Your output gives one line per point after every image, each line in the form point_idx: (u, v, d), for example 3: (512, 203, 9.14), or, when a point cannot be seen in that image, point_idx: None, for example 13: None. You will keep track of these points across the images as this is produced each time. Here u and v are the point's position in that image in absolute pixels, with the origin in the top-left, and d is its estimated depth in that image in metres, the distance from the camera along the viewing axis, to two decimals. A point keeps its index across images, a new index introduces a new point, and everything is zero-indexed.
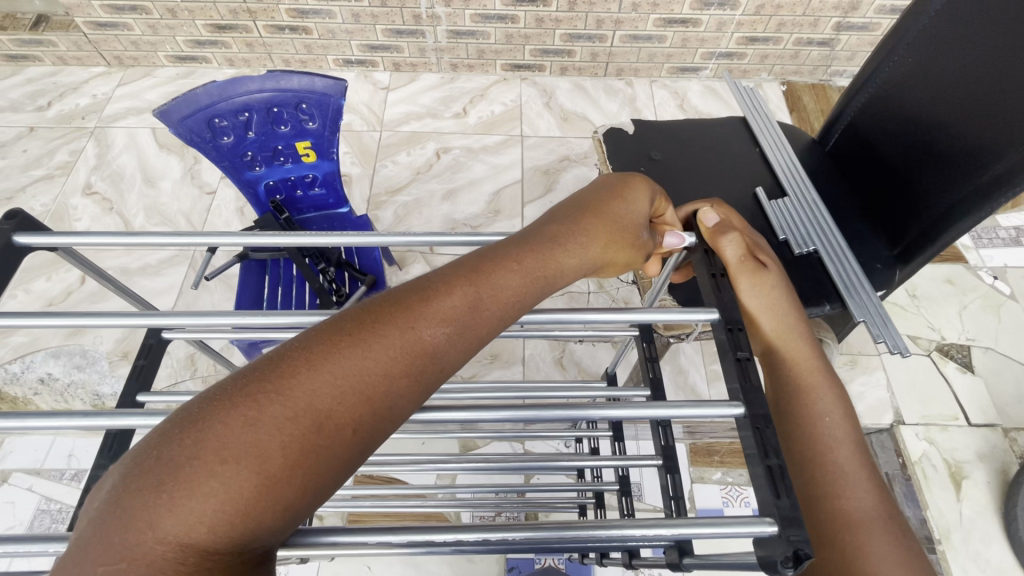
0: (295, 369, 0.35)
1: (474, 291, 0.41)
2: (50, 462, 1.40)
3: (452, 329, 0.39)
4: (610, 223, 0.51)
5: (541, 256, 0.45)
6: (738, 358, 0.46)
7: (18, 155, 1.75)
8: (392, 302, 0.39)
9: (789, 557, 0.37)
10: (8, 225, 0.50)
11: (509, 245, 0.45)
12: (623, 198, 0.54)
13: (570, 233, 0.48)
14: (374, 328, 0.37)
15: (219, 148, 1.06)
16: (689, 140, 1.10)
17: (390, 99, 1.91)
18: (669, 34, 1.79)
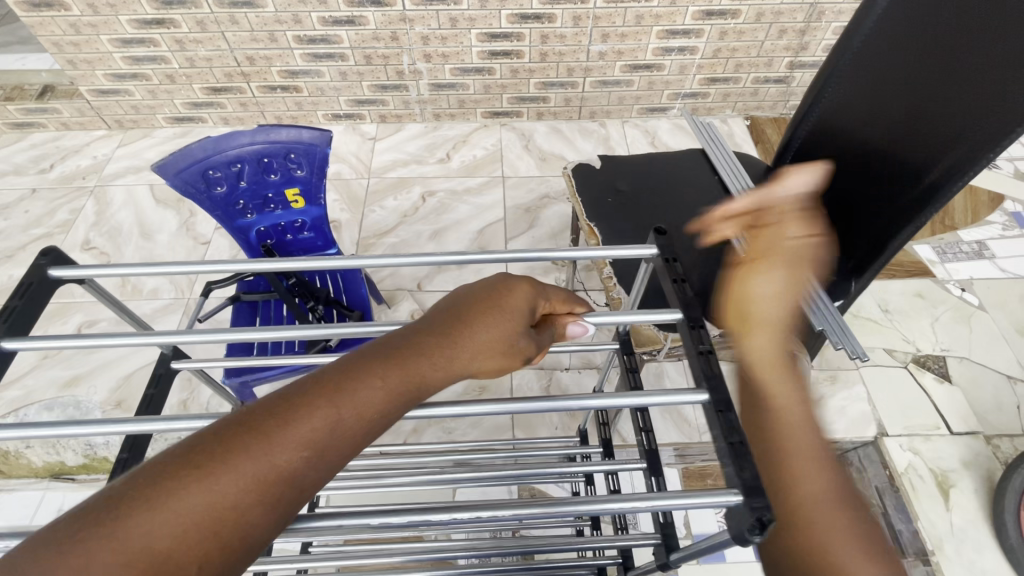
0: (155, 487, 0.33)
1: (350, 399, 0.38)
2: (39, 518, 1.36)
3: (326, 445, 0.37)
4: (486, 333, 0.46)
5: (418, 363, 0.42)
6: (700, 351, 0.53)
7: (20, 216, 1.82)
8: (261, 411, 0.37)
9: (755, 524, 0.40)
10: (44, 261, 0.56)
11: (381, 353, 0.42)
12: (505, 299, 0.48)
13: (454, 340, 0.45)
14: (242, 442, 0.35)
15: (213, 197, 1.13)
16: (656, 171, 1.19)
17: (377, 148, 2.01)
18: (636, 79, 1.93)
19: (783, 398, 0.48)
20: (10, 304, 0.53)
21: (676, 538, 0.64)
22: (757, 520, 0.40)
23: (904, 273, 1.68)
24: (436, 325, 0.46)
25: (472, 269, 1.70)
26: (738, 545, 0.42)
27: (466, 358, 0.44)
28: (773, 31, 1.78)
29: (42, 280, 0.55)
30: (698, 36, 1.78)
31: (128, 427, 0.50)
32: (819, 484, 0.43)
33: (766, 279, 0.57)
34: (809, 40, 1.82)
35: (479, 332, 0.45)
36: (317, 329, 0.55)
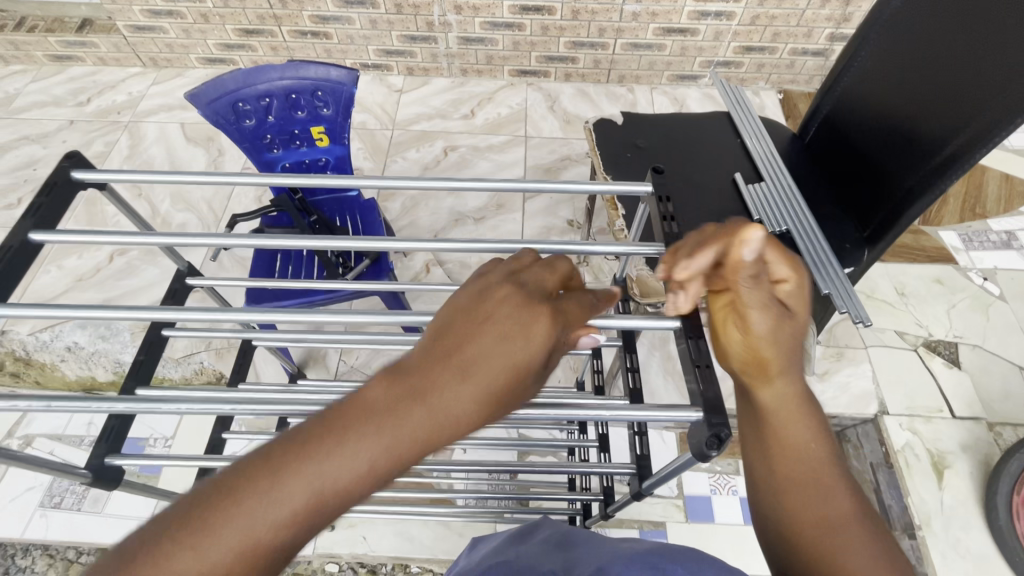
0: (219, 506, 0.33)
1: (396, 427, 0.36)
2: (71, 429, 1.52)
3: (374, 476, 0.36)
4: (510, 349, 0.40)
5: (469, 371, 0.39)
6: None
7: (59, 145, 1.89)
8: (337, 421, 0.36)
9: (712, 439, 0.47)
10: (66, 164, 0.59)
11: (441, 362, 0.40)
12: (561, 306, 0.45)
13: (476, 364, 0.40)
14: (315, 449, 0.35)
15: (241, 129, 1.16)
16: (675, 133, 1.18)
17: (403, 100, 2.02)
18: (668, 43, 1.89)
19: (789, 418, 0.45)
20: (36, 200, 0.57)
21: (649, 466, 0.68)
22: (714, 435, 0.47)
23: (925, 259, 1.65)
24: (449, 341, 0.41)
25: (489, 225, 1.73)
26: (699, 460, 0.49)
27: (492, 386, 0.39)
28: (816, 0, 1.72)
29: (63, 182, 0.59)
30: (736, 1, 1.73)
31: (146, 314, 0.56)
32: (829, 506, 0.42)
33: (752, 328, 0.47)
34: (853, 11, 1.75)
35: (501, 351, 0.40)
36: (319, 240, 0.59)
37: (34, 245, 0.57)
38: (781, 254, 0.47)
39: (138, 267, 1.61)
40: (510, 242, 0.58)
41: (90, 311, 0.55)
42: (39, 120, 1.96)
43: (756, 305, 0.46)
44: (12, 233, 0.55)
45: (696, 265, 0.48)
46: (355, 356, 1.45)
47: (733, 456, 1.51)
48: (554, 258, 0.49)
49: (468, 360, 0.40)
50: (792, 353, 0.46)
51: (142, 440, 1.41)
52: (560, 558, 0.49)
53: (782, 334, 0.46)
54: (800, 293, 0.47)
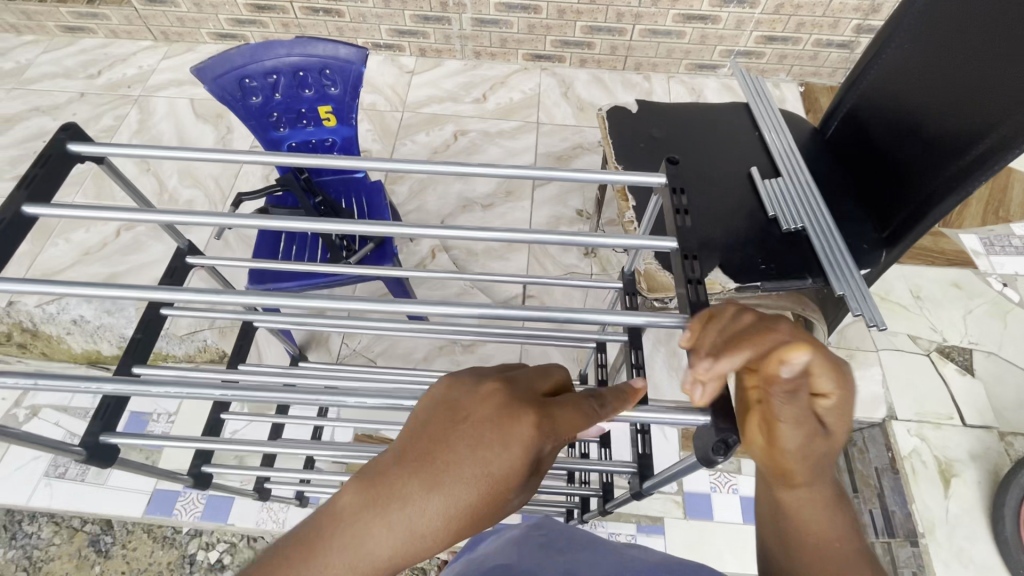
0: None
1: (380, 530, 0.35)
2: (77, 402, 1.54)
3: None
4: (481, 463, 0.37)
5: (453, 465, 0.37)
6: (690, 280, 0.53)
7: (69, 118, 1.89)
8: (325, 519, 0.36)
9: (719, 444, 0.45)
10: (64, 135, 0.58)
11: (427, 453, 0.38)
12: (550, 408, 0.41)
13: (448, 474, 0.37)
14: (304, 549, 0.35)
15: (247, 107, 1.15)
16: (692, 123, 1.14)
17: (414, 82, 1.99)
18: (688, 30, 1.83)
19: (800, 491, 0.42)
20: (30, 171, 0.56)
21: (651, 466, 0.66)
22: (721, 440, 0.46)
23: (943, 262, 1.60)
24: (422, 443, 0.39)
25: (497, 213, 1.70)
26: (703, 464, 0.48)
27: (478, 484, 0.37)
28: None
29: (61, 151, 0.57)
30: None
31: (141, 294, 0.55)
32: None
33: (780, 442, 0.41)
34: (883, 2, 1.68)
35: (470, 464, 0.37)
36: (320, 224, 0.57)
37: (28, 218, 0.56)
38: (834, 368, 0.40)
39: (144, 243, 1.61)
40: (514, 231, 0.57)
41: (84, 289, 0.53)
42: (50, 92, 1.95)
43: (790, 421, 0.41)
44: (6, 203, 0.54)
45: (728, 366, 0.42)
46: (358, 339, 1.45)
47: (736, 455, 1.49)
48: (550, 364, 0.46)
49: (441, 471, 0.37)
50: (821, 462, 0.41)
51: (145, 415, 1.42)
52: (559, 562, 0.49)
53: (816, 451, 0.41)
54: (841, 404, 0.41)
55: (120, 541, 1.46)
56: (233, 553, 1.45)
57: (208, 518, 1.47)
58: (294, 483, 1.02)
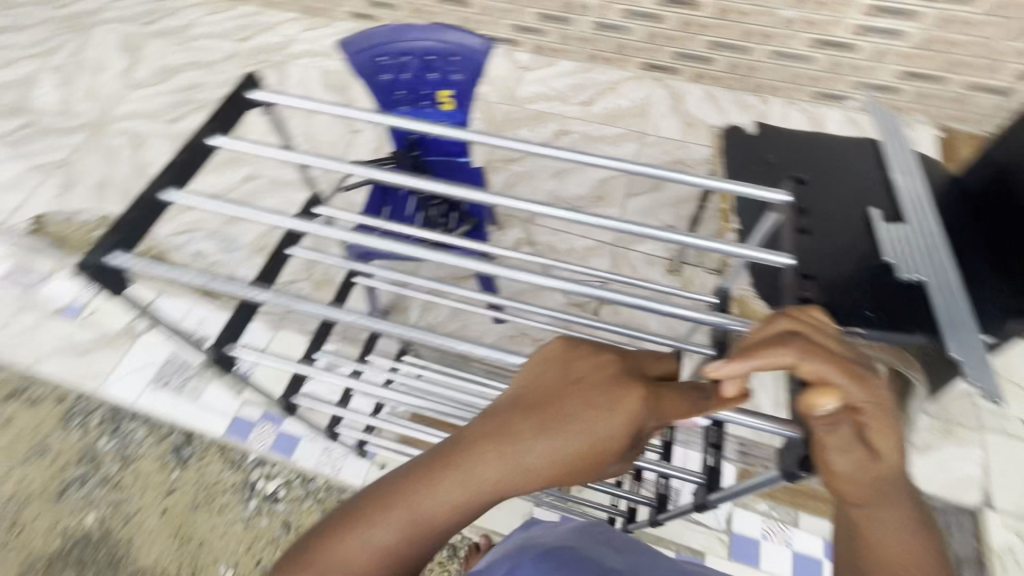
0: (385, 501, 0.45)
1: (513, 454, 0.46)
2: (187, 322, 1.76)
3: (461, 511, 0.46)
4: (592, 420, 0.46)
5: (573, 413, 0.46)
6: (802, 298, 0.52)
7: (219, 74, 2.12)
8: (468, 442, 0.47)
9: (805, 459, 0.45)
10: (249, 83, 0.66)
11: (548, 402, 0.48)
12: (659, 388, 0.48)
13: (553, 425, 0.46)
14: (454, 462, 0.46)
15: (377, 83, 1.23)
16: (812, 152, 1.09)
17: (526, 78, 2.03)
18: (820, 56, 1.73)
19: (874, 517, 0.43)
20: (219, 108, 0.63)
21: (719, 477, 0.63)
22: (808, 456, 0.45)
23: None
24: (544, 393, 0.48)
25: (586, 216, 1.71)
26: (785, 480, 0.48)
27: (598, 433, 0.46)
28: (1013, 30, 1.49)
29: (246, 95, 0.65)
30: (912, 19, 1.55)
31: (297, 223, 0.64)
32: None
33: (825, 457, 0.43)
34: None
35: (578, 420, 0.46)
36: (449, 186, 0.63)
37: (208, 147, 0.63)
38: (867, 391, 0.41)
39: (263, 193, 1.77)
40: (623, 223, 0.58)
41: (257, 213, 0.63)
42: (208, 50, 2.20)
43: (831, 446, 0.42)
44: (197, 133, 0.61)
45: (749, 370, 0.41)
46: (435, 313, 1.51)
47: (795, 507, 1.41)
48: (658, 349, 0.53)
49: (561, 417, 0.47)
50: (884, 479, 0.43)
51: None
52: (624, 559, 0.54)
53: (870, 474, 0.43)
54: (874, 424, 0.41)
55: (199, 453, 1.64)
56: (288, 488, 1.57)
57: (276, 451, 1.61)
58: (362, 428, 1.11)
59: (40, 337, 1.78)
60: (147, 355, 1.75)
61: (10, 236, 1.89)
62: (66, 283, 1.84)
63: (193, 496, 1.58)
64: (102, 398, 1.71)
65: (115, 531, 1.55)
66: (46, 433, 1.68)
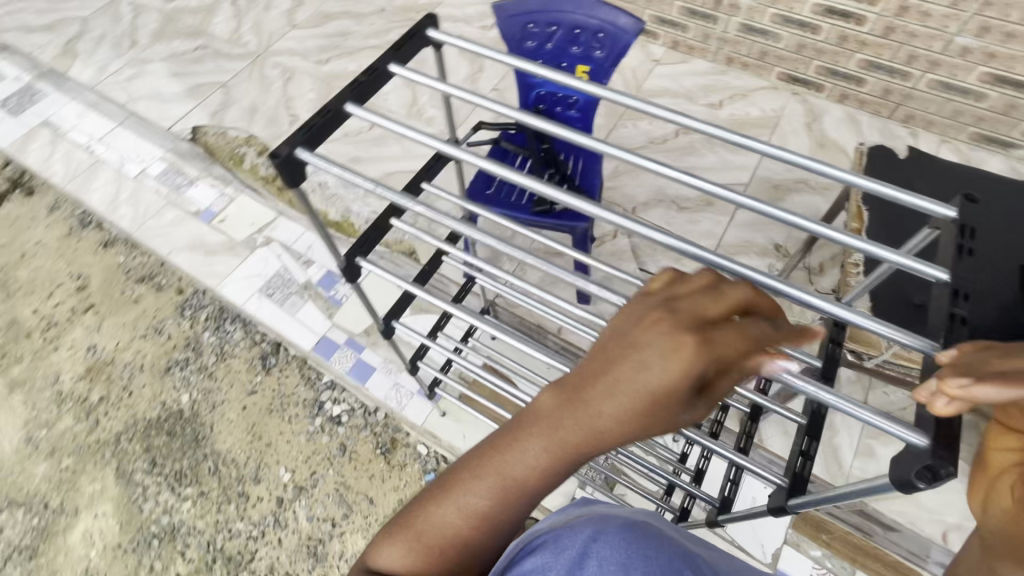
0: (467, 473, 0.47)
1: (580, 415, 0.44)
2: (298, 246, 1.96)
3: (544, 473, 0.45)
4: (652, 373, 0.42)
5: (632, 369, 0.43)
6: (951, 316, 0.50)
7: (368, 25, 2.28)
8: (535, 411, 0.47)
9: (924, 472, 0.44)
10: (428, 22, 0.73)
11: (609, 363, 0.45)
12: (709, 330, 0.43)
13: (607, 382, 0.44)
14: (525, 430, 0.46)
15: (520, 49, 1.28)
16: (970, 188, 1.00)
17: (656, 71, 2.00)
18: (993, 94, 1.56)
19: None
20: (402, 41, 0.71)
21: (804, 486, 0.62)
22: (929, 469, 0.44)
23: None
24: (604, 352, 0.46)
25: (691, 218, 1.68)
26: (896, 489, 0.47)
27: (663, 386, 0.42)
28: None
29: (426, 32, 0.72)
30: None
31: (454, 151, 0.72)
32: None
33: None
34: None
35: (626, 371, 0.43)
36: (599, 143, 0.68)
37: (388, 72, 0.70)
38: None
39: (386, 140, 1.89)
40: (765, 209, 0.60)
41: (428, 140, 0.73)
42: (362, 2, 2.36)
43: None
44: (381, 59, 0.69)
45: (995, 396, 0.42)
46: None
47: (853, 563, 1.32)
48: (724, 289, 0.47)
49: (620, 376, 0.44)
50: None
51: None
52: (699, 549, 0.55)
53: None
54: None
55: (278, 365, 1.81)
56: (349, 415, 1.71)
57: (351, 375, 1.73)
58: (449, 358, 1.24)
59: (175, 232, 2.03)
60: (259, 266, 1.94)
61: (172, 141, 2.18)
62: (206, 189, 2.09)
63: (270, 401, 1.75)
64: (214, 296, 1.93)
65: (202, 415, 1.76)
66: (164, 316, 1.93)
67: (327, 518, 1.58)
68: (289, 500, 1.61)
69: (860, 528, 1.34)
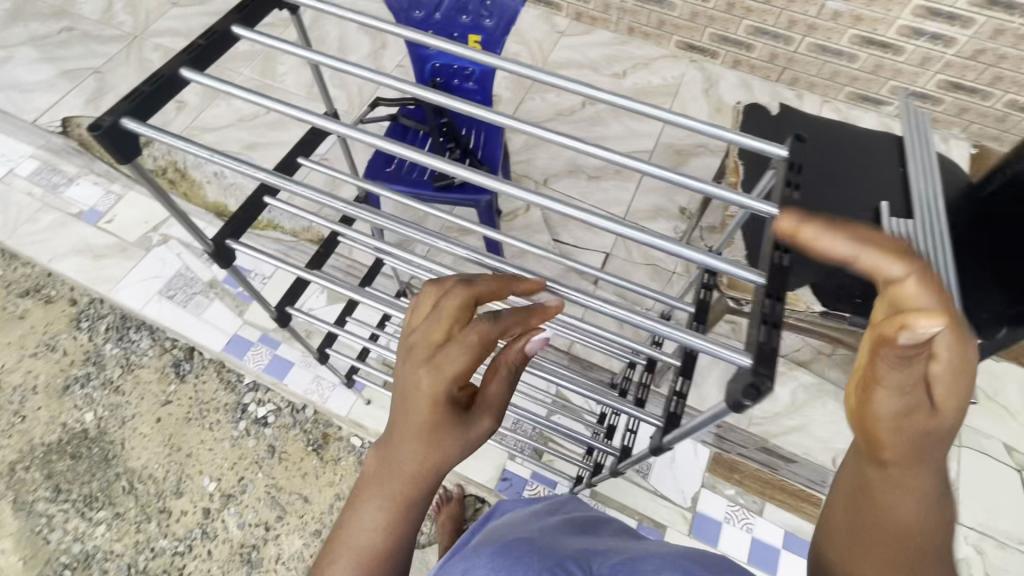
0: (334, 554, 0.52)
1: (399, 458, 0.51)
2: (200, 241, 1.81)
3: (397, 513, 0.52)
4: (421, 403, 0.51)
5: (411, 408, 0.51)
6: (780, 249, 0.54)
7: None
8: (365, 475, 0.53)
9: (749, 389, 0.47)
10: None
11: (397, 411, 0.53)
12: (440, 351, 0.52)
13: (400, 430, 0.52)
14: (367, 494, 0.52)
15: (409, 19, 1.23)
16: (833, 142, 1.08)
17: (561, 43, 2.01)
18: (863, 56, 1.69)
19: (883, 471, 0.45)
20: (245, 1, 0.66)
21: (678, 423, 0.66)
22: (753, 386, 0.47)
23: None
24: (394, 403, 0.53)
25: (601, 186, 1.72)
26: (730, 411, 0.49)
27: (434, 406, 0.51)
28: None
29: None
30: (963, 26, 1.49)
31: (303, 116, 0.66)
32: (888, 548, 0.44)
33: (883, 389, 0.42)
34: None
35: (404, 416, 0.51)
36: (456, 101, 0.65)
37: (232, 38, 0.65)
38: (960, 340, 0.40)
39: (286, 124, 1.79)
40: (616, 156, 0.60)
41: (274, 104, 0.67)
42: None
43: (891, 384, 0.42)
44: (221, 21, 0.63)
45: (840, 253, 0.41)
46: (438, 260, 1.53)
47: (763, 497, 1.42)
48: (441, 301, 0.54)
49: (405, 416, 0.51)
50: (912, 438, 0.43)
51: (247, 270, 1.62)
52: (586, 542, 0.64)
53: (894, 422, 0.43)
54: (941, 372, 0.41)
55: (195, 371, 1.69)
56: (276, 415, 1.63)
57: (268, 372, 1.66)
58: (361, 343, 1.22)
59: (56, 236, 1.84)
60: (156, 267, 1.80)
61: (43, 135, 1.95)
62: (88, 187, 1.90)
63: (188, 408, 1.65)
64: (112, 304, 1.77)
65: (111, 432, 1.63)
66: (56, 331, 1.76)
67: (259, 523, 1.51)
68: (216, 510, 1.53)
69: (768, 464, 1.45)
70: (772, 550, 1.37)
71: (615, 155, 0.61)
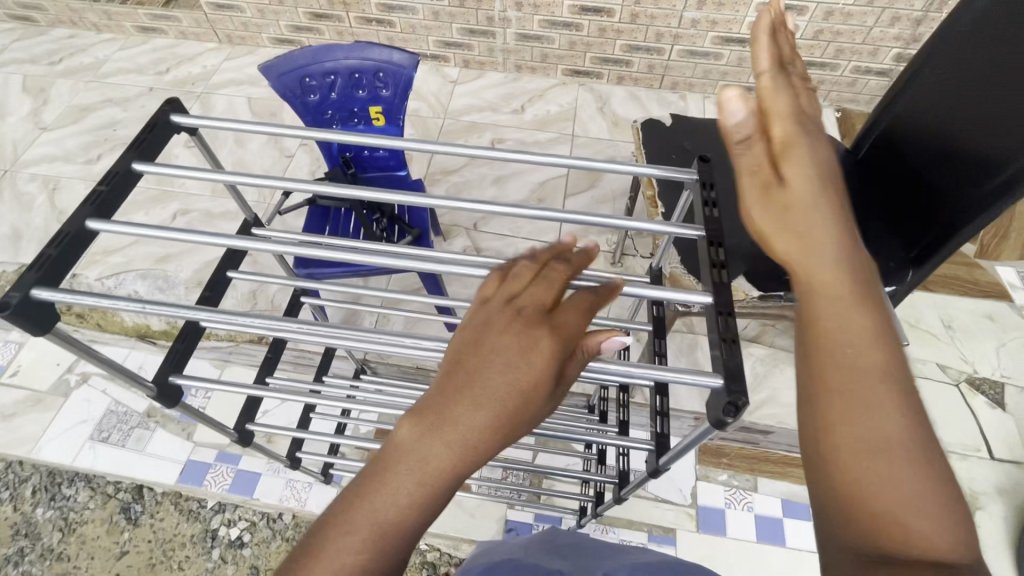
0: (342, 515, 0.38)
1: (463, 421, 0.41)
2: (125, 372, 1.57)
3: (437, 489, 0.40)
4: (515, 368, 0.42)
5: (497, 366, 0.42)
6: (716, 264, 0.58)
7: (137, 109, 2.06)
8: (410, 430, 0.41)
9: (729, 407, 0.49)
10: (168, 108, 0.66)
11: (474, 363, 0.43)
12: (550, 319, 0.45)
13: (477, 386, 0.42)
14: (404, 450, 0.40)
15: (306, 104, 1.24)
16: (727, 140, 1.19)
17: (457, 91, 2.08)
18: (726, 53, 1.87)
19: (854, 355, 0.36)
20: (140, 135, 0.63)
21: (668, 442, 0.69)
22: (731, 404, 0.50)
23: (977, 293, 1.56)
24: (466, 353, 0.44)
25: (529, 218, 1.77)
26: (714, 429, 0.52)
27: (529, 377, 0.42)
28: (885, 17, 1.67)
29: (169, 120, 0.65)
30: (800, 14, 1.70)
31: (225, 240, 0.63)
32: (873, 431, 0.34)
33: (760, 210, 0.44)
34: (924, 32, 1.69)
35: (487, 376, 0.42)
36: (381, 193, 0.64)
37: (134, 174, 0.62)
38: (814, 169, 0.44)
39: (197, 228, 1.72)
40: (549, 213, 0.62)
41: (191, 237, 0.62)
42: (123, 86, 2.13)
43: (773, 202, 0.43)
44: (119, 160, 0.61)
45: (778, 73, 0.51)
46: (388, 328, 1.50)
47: (753, 472, 1.48)
48: (549, 271, 0.49)
49: (488, 377, 0.42)
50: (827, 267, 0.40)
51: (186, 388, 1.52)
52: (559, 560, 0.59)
53: (787, 203, 0.42)
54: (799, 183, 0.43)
55: (149, 510, 1.53)
56: (252, 531, 1.50)
57: (234, 492, 1.53)
58: (331, 439, 1.16)
59: None
60: (83, 410, 1.63)
61: None
62: None
63: (149, 554, 1.48)
64: (35, 463, 1.58)
65: None
66: None
67: None
68: None
69: (748, 441, 1.52)
70: (776, 522, 1.41)
71: (548, 211, 0.63)
